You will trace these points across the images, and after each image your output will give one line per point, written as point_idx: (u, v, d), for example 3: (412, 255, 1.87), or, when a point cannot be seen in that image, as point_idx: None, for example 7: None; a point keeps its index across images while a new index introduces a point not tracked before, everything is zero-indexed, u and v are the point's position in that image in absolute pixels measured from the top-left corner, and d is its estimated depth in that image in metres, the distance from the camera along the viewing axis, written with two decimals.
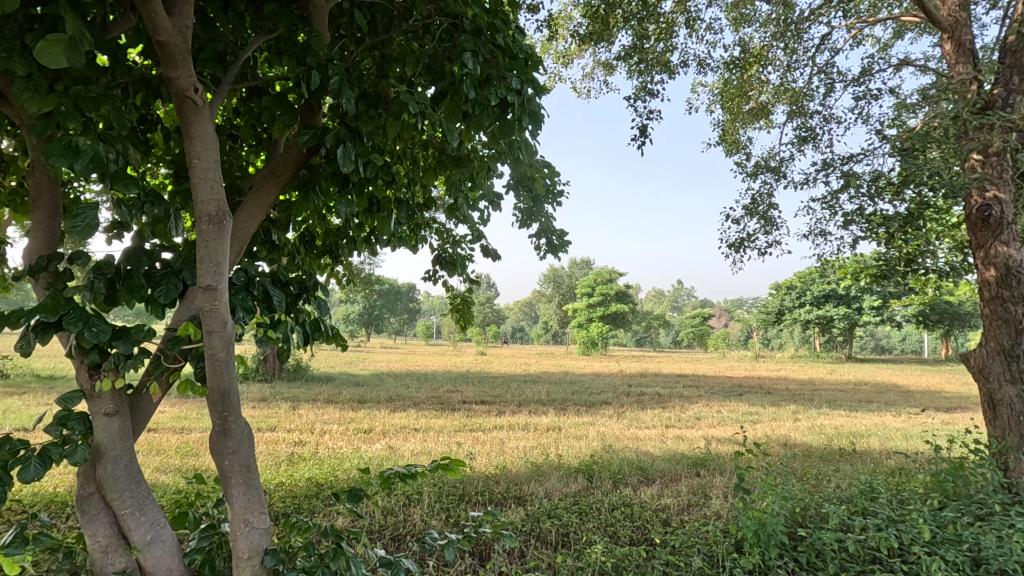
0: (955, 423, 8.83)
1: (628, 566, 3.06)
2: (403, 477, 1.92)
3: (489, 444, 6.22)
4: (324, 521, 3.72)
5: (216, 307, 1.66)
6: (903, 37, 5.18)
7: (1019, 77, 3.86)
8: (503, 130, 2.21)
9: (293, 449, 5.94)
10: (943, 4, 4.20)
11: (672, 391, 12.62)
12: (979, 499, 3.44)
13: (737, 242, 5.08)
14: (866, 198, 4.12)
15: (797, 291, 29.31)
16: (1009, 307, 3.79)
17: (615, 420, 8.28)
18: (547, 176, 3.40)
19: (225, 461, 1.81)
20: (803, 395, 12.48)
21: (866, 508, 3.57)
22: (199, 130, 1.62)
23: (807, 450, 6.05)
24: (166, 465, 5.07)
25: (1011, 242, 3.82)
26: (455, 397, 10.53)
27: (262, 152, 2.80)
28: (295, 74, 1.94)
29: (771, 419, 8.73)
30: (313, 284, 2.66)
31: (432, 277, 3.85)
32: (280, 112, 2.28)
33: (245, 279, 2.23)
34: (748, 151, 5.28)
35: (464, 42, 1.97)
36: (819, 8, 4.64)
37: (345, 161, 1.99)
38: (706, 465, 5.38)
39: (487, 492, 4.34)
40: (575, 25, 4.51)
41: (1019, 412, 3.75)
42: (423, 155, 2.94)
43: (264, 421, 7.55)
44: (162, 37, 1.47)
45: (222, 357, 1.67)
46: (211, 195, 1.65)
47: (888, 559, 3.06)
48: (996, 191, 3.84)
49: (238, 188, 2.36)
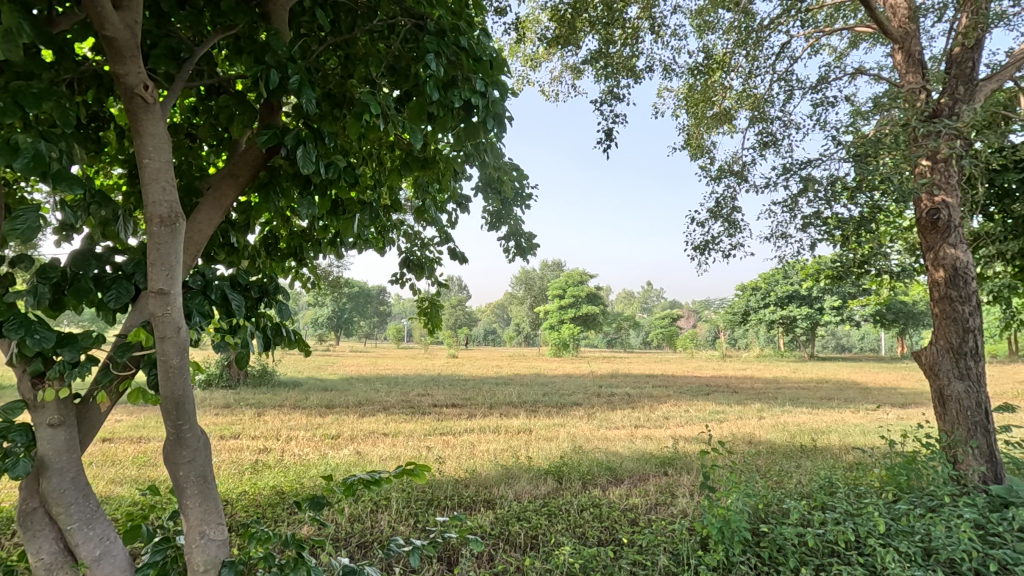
0: (909, 418, 9.20)
1: (596, 566, 3.08)
2: (367, 483, 1.86)
3: (459, 448, 6.19)
4: (287, 530, 3.64)
5: (169, 313, 1.59)
6: (858, 46, 5.38)
7: (964, 87, 4.06)
8: (468, 132, 2.18)
9: (257, 457, 5.80)
10: (894, 15, 4.36)
11: (642, 391, 12.80)
12: (930, 491, 3.59)
13: (701, 244, 5.17)
14: (823, 201, 4.24)
15: (762, 292, 30.07)
16: (957, 306, 3.96)
17: (585, 421, 8.33)
18: (515, 179, 3.42)
19: (181, 471, 1.75)
20: (767, 394, 12.76)
21: (825, 502, 3.69)
22: (149, 128, 1.56)
23: (771, 447, 6.21)
24: (122, 476, 4.88)
25: (958, 245, 3.99)
26: (426, 400, 10.44)
27: (222, 152, 2.72)
28: (253, 72, 1.89)
29: (736, 418, 8.91)
30: (274, 287, 2.59)
31: (400, 280, 3.81)
32: (239, 111, 2.22)
33: (202, 282, 2.15)
34: (712, 155, 5.38)
35: (428, 43, 1.94)
36: (779, 17, 4.77)
37: (305, 162, 1.94)
38: (674, 464, 5.47)
39: (456, 496, 4.31)
40: (542, 28, 4.53)
41: (967, 407, 3.91)
42: (390, 156, 2.90)
43: (227, 428, 7.34)
44: (109, 32, 1.41)
45: (176, 363, 1.61)
46: (164, 196, 1.58)
47: (845, 552, 3.15)
48: (944, 196, 4.04)
49: (195, 189, 2.28)
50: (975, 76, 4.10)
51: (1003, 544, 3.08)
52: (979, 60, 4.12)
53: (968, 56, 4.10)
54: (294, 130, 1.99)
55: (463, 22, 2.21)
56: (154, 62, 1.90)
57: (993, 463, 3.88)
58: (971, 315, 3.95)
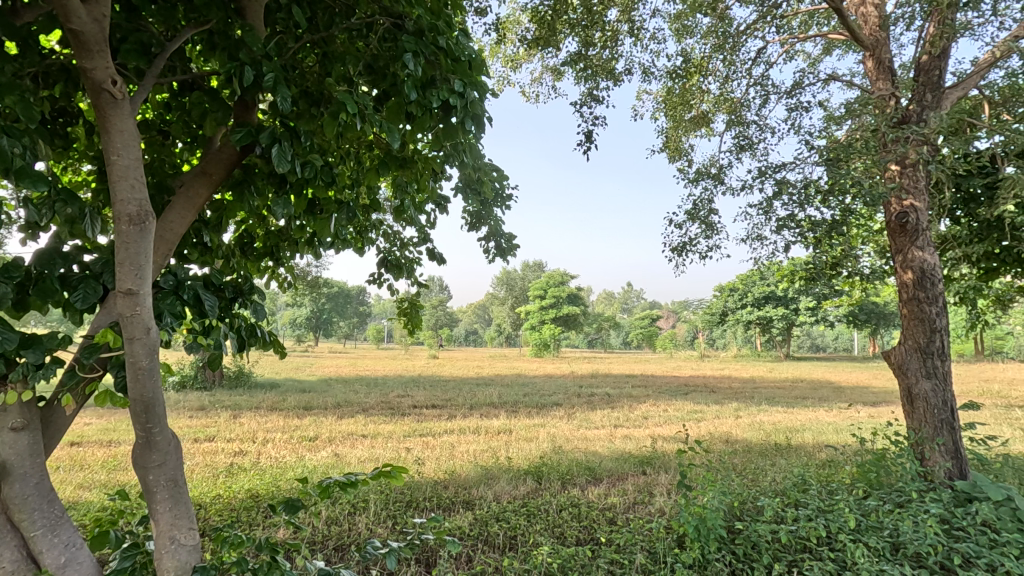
0: (880, 416, 9.44)
1: (574, 565, 3.10)
2: (343, 485, 1.83)
3: (439, 449, 6.16)
4: (262, 534, 3.58)
5: (138, 314, 1.55)
6: (832, 53, 5.51)
7: (931, 94, 4.18)
8: (447, 134, 2.17)
9: (232, 459, 5.69)
10: (866, 23, 4.46)
11: (621, 391, 12.90)
12: (899, 487, 3.69)
13: (679, 246, 5.23)
14: (797, 204, 4.32)
15: (740, 293, 30.56)
16: (924, 306, 4.08)
17: (565, 421, 8.36)
18: (495, 180, 3.42)
19: (150, 475, 1.71)
20: (744, 393, 12.96)
21: (798, 499, 3.76)
22: (118, 125, 1.52)
23: (747, 445, 6.31)
24: (90, 481, 4.75)
25: (926, 247, 4.11)
26: (405, 401, 10.36)
27: (196, 149, 2.67)
28: (226, 69, 1.85)
29: (713, 417, 9.03)
30: (249, 287, 2.55)
31: (379, 280, 3.79)
32: (213, 108, 2.18)
33: (174, 282, 2.10)
34: (690, 158, 5.45)
35: (406, 43, 1.93)
36: (755, 22, 4.85)
37: (281, 160, 1.92)
38: (652, 463, 5.53)
39: (435, 497, 4.30)
40: (522, 30, 4.53)
41: (934, 405, 4.02)
42: (368, 156, 2.87)
43: (201, 431, 7.19)
44: (75, 25, 1.38)
45: (145, 365, 1.57)
46: (133, 195, 1.54)
47: (816, 548, 3.21)
48: (912, 200, 4.15)
49: (167, 187, 2.23)
50: (942, 84, 4.22)
51: (966, 538, 3.18)
52: (946, 68, 4.25)
53: (935, 64, 4.22)
54: (269, 128, 1.96)
55: (441, 21, 2.20)
56: (122, 57, 1.85)
57: (959, 460, 3.99)
58: (938, 316, 4.06)
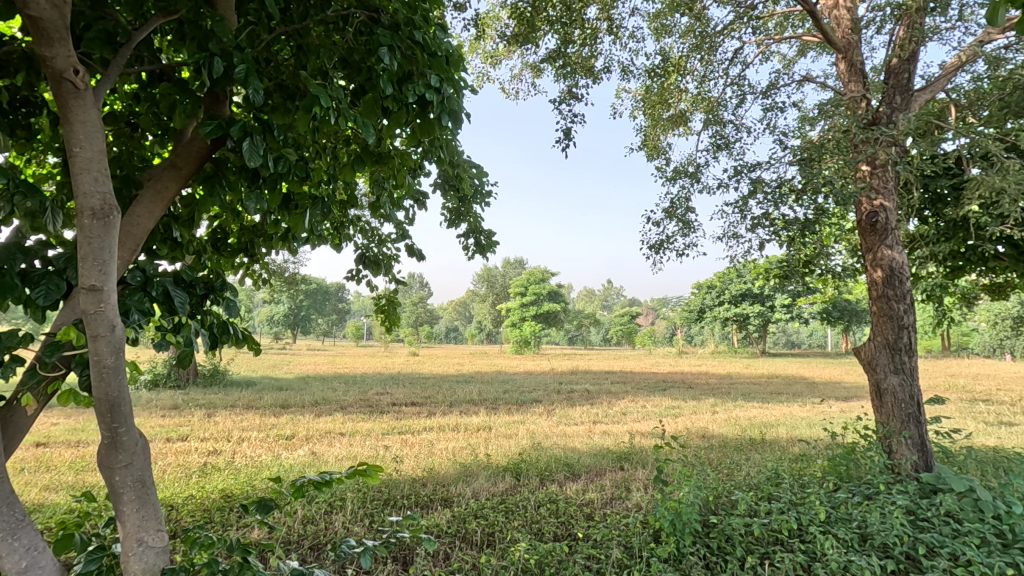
0: (850, 411, 9.71)
1: (551, 561, 3.12)
2: (317, 485, 1.77)
3: (418, 447, 6.14)
4: (236, 534, 3.53)
5: (102, 311, 1.50)
6: (806, 55, 5.61)
7: (900, 97, 4.29)
8: (424, 129, 2.16)
9: (206, 459, 5.59)
10: (838, 26, 4.55)
11: (601, 387, 12.99)
12: (867, 480, 3.80)
13: (656, 243, 5.29)
14: (771, 202, 4.41)
15: (717, 290, 31.04)
16: (893, 304, 4.18)
17: (545, 417, 8.41)
18: (474, 176, 3.42)
19: (116, 476, 1.66)
20: (721, 389, 13.20)
21: (771, 493, 3.84)
22: (80, 115, 1.47)
23: (723, 440, 6.42)
24: (57, 482, 4.62)
25: (895, 246, 4.21)
26: (384, 399, 10.29)
27: (168, 141, 2.61)
28: (195, 59, 1.81)
29: (690, 412, 9.15)
30: (221, 284, 2.48)
31: (357, 277, 3.75)
32: (184, 100, 2.12)
33: (142, 278, 2.05)
34: (668, 156, 5.50)
35: (381, 37, 1.91)
36: (732, 23, 4.92)
37: (252, 154, 1.88)
38: (630, 458, 5.59)
39: (413, 495, 4.28)
40: (501, 26, 4.52)
41: (901, 400, 4.12)
42: (345, 151, 2.84)
43: (173, 430, 7.05)
44: (33, 11, 1.33)
45: (110, 363, 1.52)
46: (96, 187, 1.49)
47: (788, 540, 3.29)
48: (882, 200, 4.26)
49: (135, 181, 2.18)
50: (911, 87, 4.32)
51: (931, 529, 3.28)
52: (914, 71, 4.35)
53: (904, 67, 4.32)
54: (240, 121, 1.92)
55: (417, 16, 2.17)
56: (87, 46, 1.79)
57: (924, 453, 4.10)
58: (906, 313, 4.17)
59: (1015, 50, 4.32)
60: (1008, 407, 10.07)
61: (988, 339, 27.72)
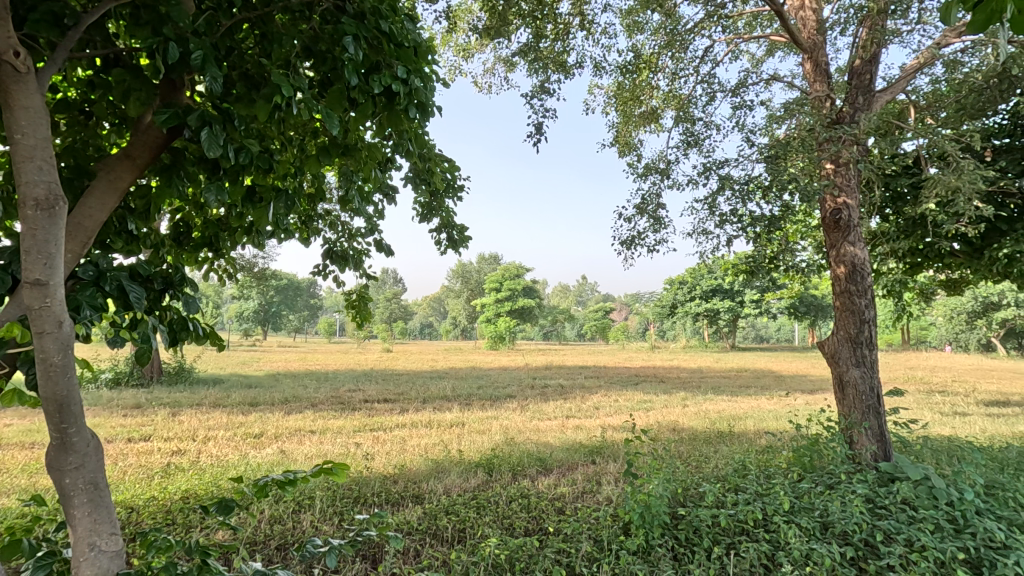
0: (816, 404, 9.99)
1: (521, 556, 3.13)
2: (281, 484, 1.70)
3: (390, 443, 6.08)
4: (199, 536, 3.45)
5: (49, 306, 1.42)
6: (774, 54, 5.72)
7: (863, 97, 4.40)
8: (391, 121, 2.11)
9: (170, 459, 5.43)
10: (804, 26, 4.64)
11: (575, 382, 13.07)
12: (829, 470, 3.91)
13: (628, 239, 5.35)
14: (739, 199, 4.49)
15: (689, 285, 31.54)
16: (855, 299, 4.30)
17: (518, 412, 8.44)
18: (445, 170, 3.38)
19: (66, 478, 1.59)
20: (691, 382, 13.41)
21: (738, 484, 3.93)
22: (22, 101, 1.40)
23: (692, 433, 6.54)
24: (9, 486, 4.44)
25: (856, 243, 4.33)
26: (356, 396, 10.15)
27: (126, 131, 2.51)
28: (149, 44, 1.74)
29: (662, 406, 9.28)
30: (180, 278, 2.39)
31: (324, 272, 3.67)
32: (139, 88, 2.04)
33: (95, 273, 1.95)
34: (639, 153, 5.55)
35: (345, 25, 1.86)
36: (703, 21, 4.98)
37: (211, 144, 1.82)
38: (602, 452, 5.65)
39: (384, 492, 4.24)
40: (473, 19, 4.47)
41: (862, 392, 4.24)
42: (312, 143, 2.77)
43: (136, 430, 6.83)
44: None
45: (57, 362, 1.45)
46: (40, 176, 1.41)
47: (753, 530, 3.34)
48: (844, 198, 4.37)
49: (88, 171, 2.08)
50: (872, 88, 4.43)
51: (888, 516, 3.40)
52: (876, 72, 4.46)
53: (867, 68, 4.43)
54: (198, 109, 1.85)
55: (384, 5, 2.12)
56: (30, 28, 1.68)
57: (883, 443, 4.23)
58: (867, 307, 4.29)
59: (970, 54, 4.48)
60: (961, 397, 10.49)
61: (945, 334, 28.79)
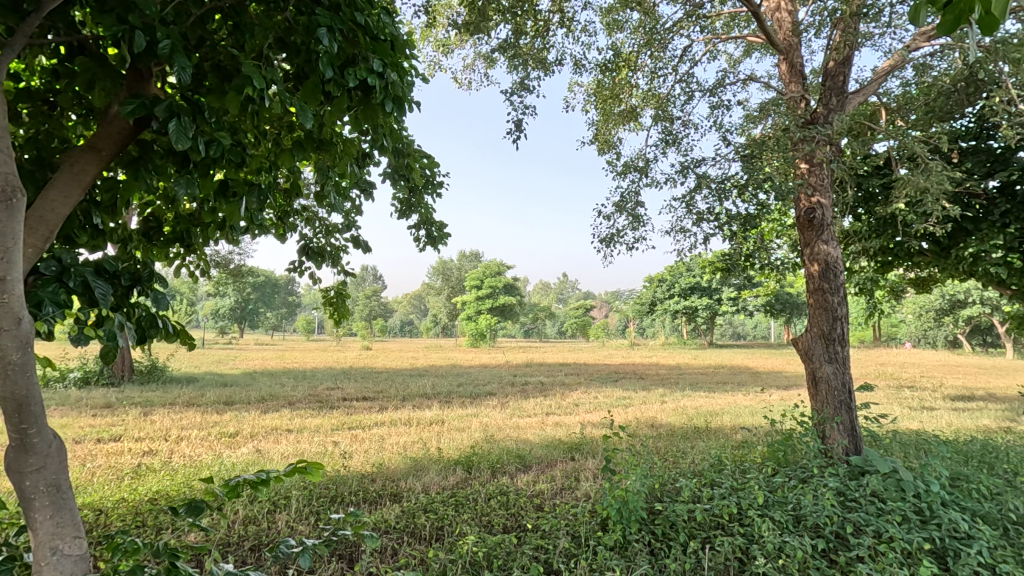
0: (790, 399, 10.17)
1: (499, 554, 3.12)
2: (253, 484, 1.67)
3: (368, 442, 6.03)
4: (169, 538, 3.37)
5: (7, 301, 1.37)
6: (751, 55, 5.80)
7: (836, 98, 4.48)
8: (367, 114, 2.08)
9: (141, 460, 5.30)
10: (780, 28, 4.71)
11: (555, 379, 13.13)
12: (803, 464, 3.99)
13: (607, 236, 5.38)
14: (716, 197, 4.55)
15: (667, 283, 31.86)
16: (828, 296, 4.39)
17: (498, 410, 8.44)
18: (423, 166, 3.35)
19: (27, 480, 1.54)
20: (670, 379, 13.56)
21: (714, 479, 3.99)
22: None
23: (670, 429, 6.62)
24: None
25: (829, 241, 4.42)
26: (335, 394, 10.05)
27: (92, 123, 2.43)
28: (114, 32, 1.69)
29: (640, 403, 9.39)
30: (149, 274, 2.32)
31: (300, 269, 3.62)
32: (104, 78, 1.97)
33: (58, 268, 1.89)
34: (619, 151, 5.59)
35: (319, 17, 1.82)
36: (681, 21, 5.02)
37: (180, 136, 1.76)
38: (581, 449, 5.68)
39: (361, 491, 4.20)
40: (453, 15, 4.44)
41: (834, 387, 4.33)
42: (288, 137, 2.72)
43: (105, 430, 6.64)
44: None
45: (16, 360, 1.40)
46: None
47: (728, 524, 3.39)
48: (818, 197, 4.45)
49: (51, 163, 2.01)
50: (845, 89, 4.52)
51: (858, 508, 3.47)
52: (849, 74, 4.55)
53: (840, 70, 4.51)
54: (166, 100, 1.80)
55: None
56: None
57: (854, 437, 4.33)
58: (839, 305, 4.38)
59: (939, 58, 4.60)
60: (930, 392, 10.77)
61: (914, 331, 29.59)
